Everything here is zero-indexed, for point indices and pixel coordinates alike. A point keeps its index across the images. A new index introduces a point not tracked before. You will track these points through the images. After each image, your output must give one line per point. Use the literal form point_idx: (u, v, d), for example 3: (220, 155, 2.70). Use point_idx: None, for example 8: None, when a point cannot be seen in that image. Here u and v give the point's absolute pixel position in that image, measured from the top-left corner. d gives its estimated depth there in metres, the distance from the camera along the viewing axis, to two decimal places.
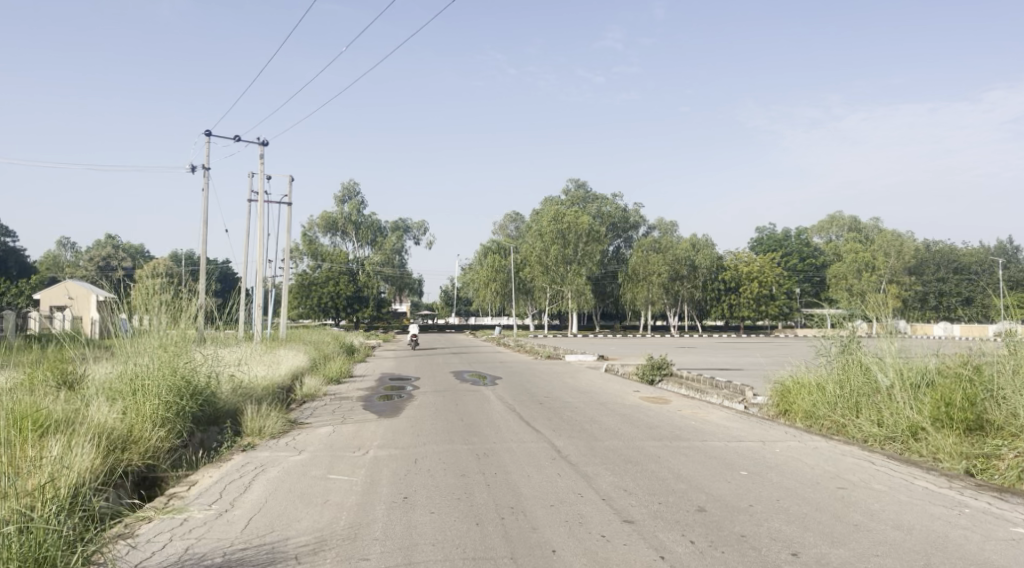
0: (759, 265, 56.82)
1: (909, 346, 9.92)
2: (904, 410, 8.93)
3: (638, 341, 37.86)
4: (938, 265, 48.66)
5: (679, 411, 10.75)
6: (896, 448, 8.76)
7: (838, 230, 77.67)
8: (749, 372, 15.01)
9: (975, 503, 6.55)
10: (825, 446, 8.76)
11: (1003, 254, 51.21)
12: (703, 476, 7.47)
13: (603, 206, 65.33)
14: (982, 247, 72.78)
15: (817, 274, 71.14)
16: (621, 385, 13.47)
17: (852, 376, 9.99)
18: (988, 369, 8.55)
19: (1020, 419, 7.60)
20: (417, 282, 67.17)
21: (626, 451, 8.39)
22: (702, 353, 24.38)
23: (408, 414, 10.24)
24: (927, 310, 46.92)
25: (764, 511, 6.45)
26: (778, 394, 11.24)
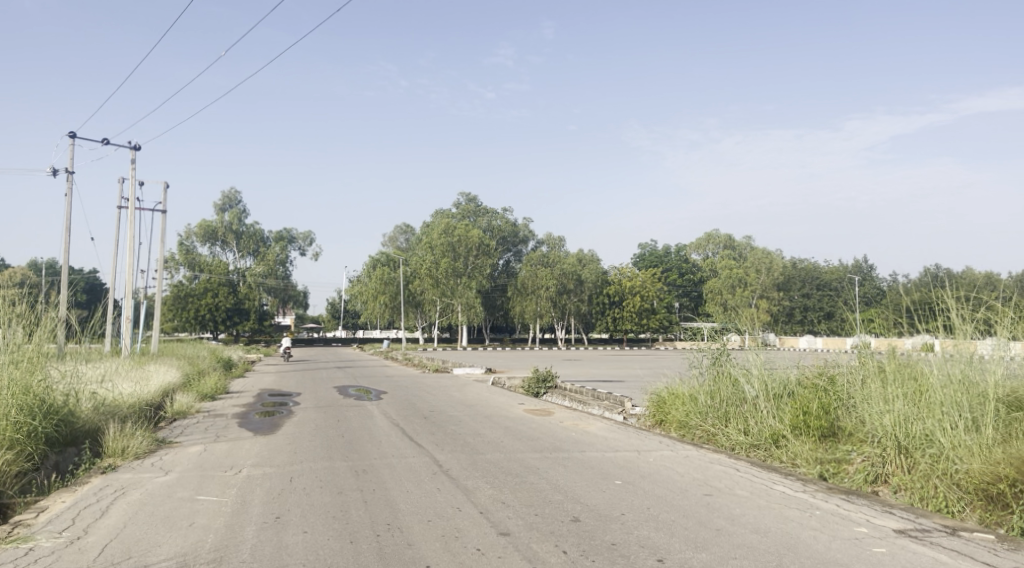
0: (642, 280, 58.97)
1: (773, 358, 10.55)
2: (767, 418, 9.50)
3: (522, 353, 38.42)
4: (803, 282, 52.20)
5: (562, 423, 10.98)
6: (759, 455, 9.30)
7: (714, 247, 81.67)
8: (629, 384, 15.51)
9: (825, 505, 7.03)
10: (696, 455, 9.18)
11: (861, 271, 55.73)
12: (579, 486, 7.66)
13: (493, 220, 66.00)
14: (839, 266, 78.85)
15: (695, 289, 74.57)
16: (506, 398, 13.59)
17: (722, 387, 10.52)
18: (841, 380, 9.22)
19: (866, 426, 8.26)
20: (303, 295, 65.39)
21: (507, 463, 8.49)
22: (585, 366, 25.04)
23: (286, 432, 9.95)
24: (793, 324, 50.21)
25: (635, 519, 6.68)
26: (654, 405, 11.69)
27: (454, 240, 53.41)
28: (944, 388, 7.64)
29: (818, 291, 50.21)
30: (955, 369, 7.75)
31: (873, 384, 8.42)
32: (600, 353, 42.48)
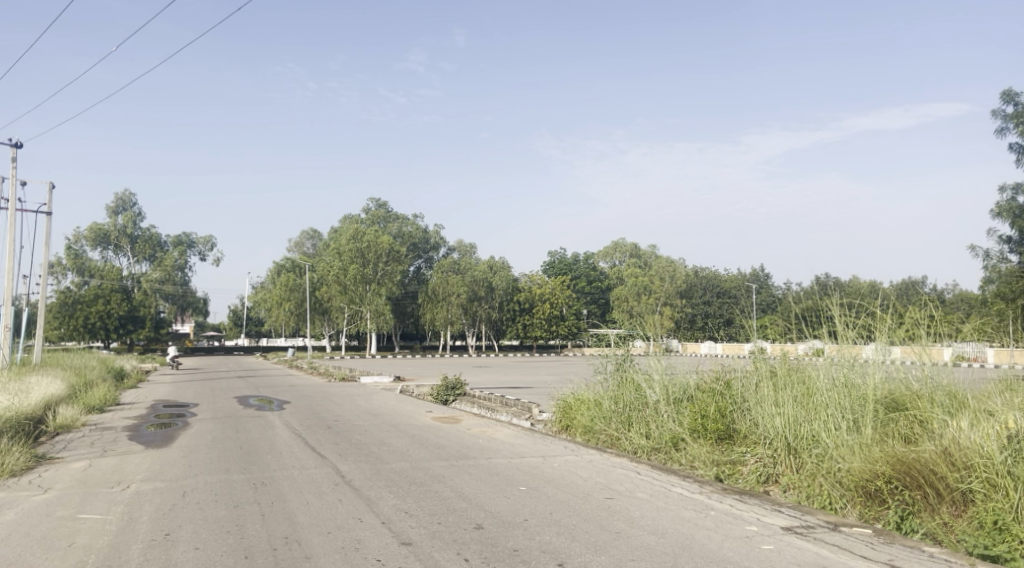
0: (551, 287, 59.76)
1: (674, 363, 10.87)
2: (667, 422, 9.78)
3: (428, 361, 38.18)
4: (704, 290, 54.13)
5: (469, 430, 10.98)
6: (660, 458, 9.56)
7: (621, 255, 83.66)
8: (537, 390, 15.68)
9: (719, 505, 7.29)
10: (599, 459, 9.35)
11: (757, 279, 58.27)
12: (483, 493, 7.67)
13: (403, 226, 65.49)
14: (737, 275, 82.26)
15: (603, 296, 76.19)
16: (414, 406, 13.48)
17: (626, 392, 10.77)
18: (736, 384, 9.58)
19: (759, 428, 8.62)
20: (203, 302, 62.94)
21: (411, 472, 8.42)
22: (493, 373, 25.14)
23: (180, 444, 9.55)
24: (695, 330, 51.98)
25: (538, 525, 6.74)
26: (560, 410, 11.84)
27: (363, 246, 52.66)
28: (829, 391, 8.07)
29: (718, 298, 52.24)
30: (840, 372, 8.21)
31: (765, 388, 8.79)
32: (508, 359, 42.72)
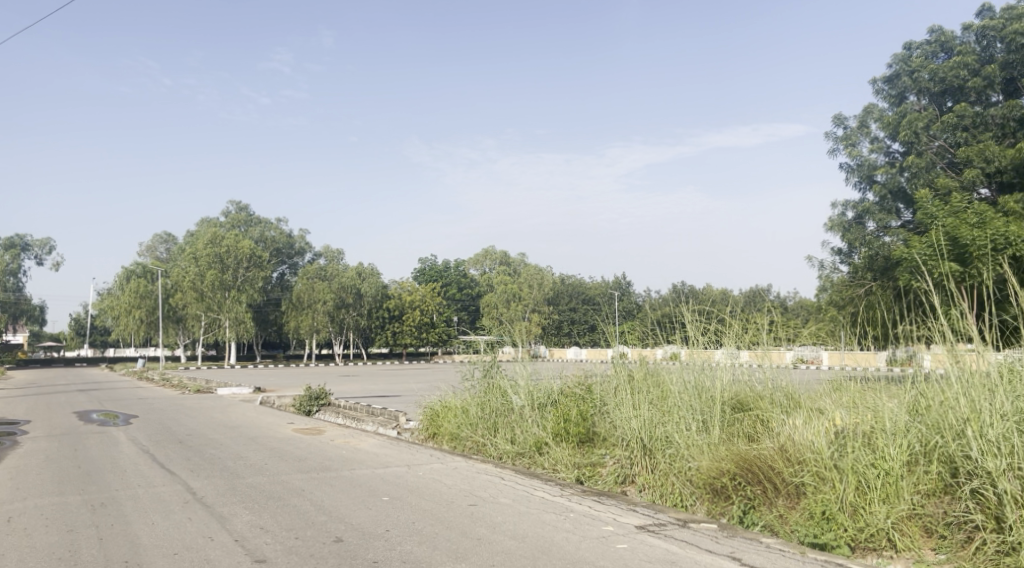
0: (421, 294, 59.38)
1: (539, 368, 11.09)
2: (531, 427, 9.95)
3: (290, 371, 36.93)
4: (570, 297, 55.57)
5: (332, 441, 10.71)
6: (524, 462, 9.73)
7: (491, 263, 84.49)
8: (404, 398, 15.57)
9: (578, 507, 7.50)
10: (464, 466, 9.40)
11: (620, 287, 60.47)
12: (344, 505, 7.50)
13: (266, 231, 63.16)
14: (601, 283, 85.07)
15: (472, 303, 76.76)
16: (274, 417, 13.00)
17: (492, 398, 10.86)
18: (597, 388, 9.86)
19: (617, 430, 8.96)
20: (38, 309, 57.84)
21: (269, 487, 8.10)
22: (359, 381, 24.71)
23: (7, 465, 8.73)
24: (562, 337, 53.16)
25: (399, 535, 6.66)
26: (427, 418, 11.79)
27: (222, 251, 50.22)
28: (681, 393, 8.50)
29: (583, 305, 54.08)
30: (692, 376, 8.65)
31: (622, 392, 9.11)
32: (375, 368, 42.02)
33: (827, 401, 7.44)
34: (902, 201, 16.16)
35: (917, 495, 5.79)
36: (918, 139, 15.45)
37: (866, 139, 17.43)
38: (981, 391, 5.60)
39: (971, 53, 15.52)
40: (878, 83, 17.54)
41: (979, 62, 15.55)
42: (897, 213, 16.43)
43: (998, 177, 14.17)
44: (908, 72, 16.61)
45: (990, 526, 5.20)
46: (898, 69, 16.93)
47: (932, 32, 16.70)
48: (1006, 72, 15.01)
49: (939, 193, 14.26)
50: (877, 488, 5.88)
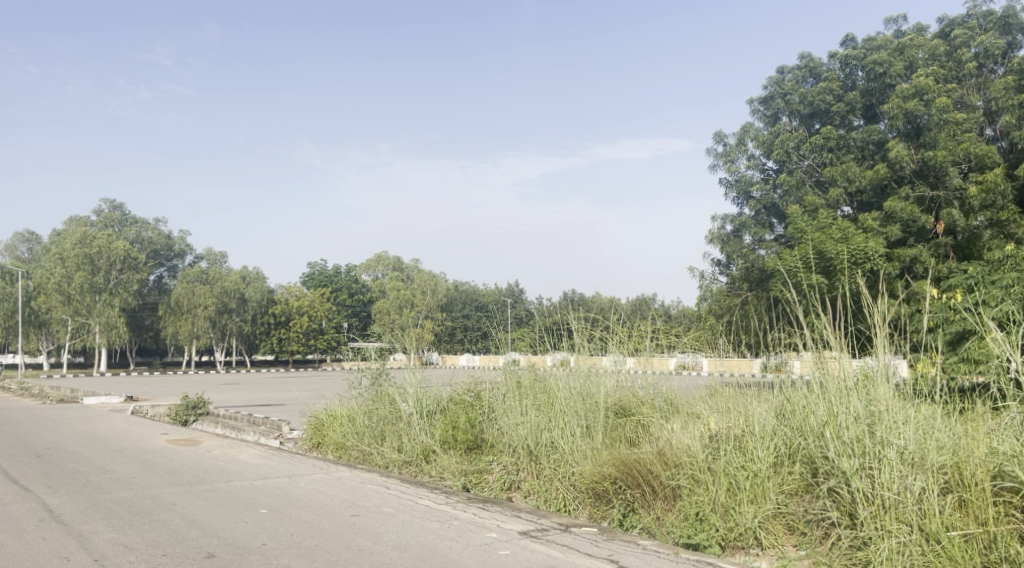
0: (310, 299, 57.80)
1: (428, 376, 11.00)
2: (419, 435, 9.84)
3: (164, 379, 35.01)
4: (463, 304, 55.50)
5: (210, 452, 10.24)
6: (411, 471, 9.62)
7: (384, 268, 83.37)
8: (289, 407, 15.09)
9: (463, 514, 7.47)
10: (348, 475, 9.18)
11: (513, 294, 61.03)
12: (219, 520, 7.17)
13: (143, 231, 59.91)
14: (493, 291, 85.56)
15: (363, 309, 75.38)
16: (146, 427, 12.30)
17: (380, 407, 10.66)
18: (485, 395, 9.88)
19: (503, 437, 9.00)
20: None
21: (136, 502, 7.64)
22: (238, 389, 23.75)
23: None
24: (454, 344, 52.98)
25: (276, 548, 6.42)
26: (313, 428, 11.47)
27: (93, 252, 47.16)
28: (568, 400, 8.64)
29: (476, 312, 54.14)
30: (578, 383, 8.83)
31: (511, 398, 9.16)
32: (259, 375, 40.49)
33: (703, 406, 7.76)
34: (776, 217, 17.12)
35: (781, 495, 6.07)
36: (789, 158, 16.59)
37: (744, 157, 18.34)
38: (839, 395, 5.95)
39: (836, 80, 16.66)
40: (754, 103, 18.49)
41: (843, 89, 16.74)
42: (771, 227, 17.29)
43: (858, 196, 15.21)
44: (781, 94, 17.60)
45: (844, 522, 5.51)
46: (772, 91, 17.91)
47: (802, 58, 17.79)
48: (866, 98, 16.16)
49: (807, 210, 15.26)
50: (746, 489, 6.14)
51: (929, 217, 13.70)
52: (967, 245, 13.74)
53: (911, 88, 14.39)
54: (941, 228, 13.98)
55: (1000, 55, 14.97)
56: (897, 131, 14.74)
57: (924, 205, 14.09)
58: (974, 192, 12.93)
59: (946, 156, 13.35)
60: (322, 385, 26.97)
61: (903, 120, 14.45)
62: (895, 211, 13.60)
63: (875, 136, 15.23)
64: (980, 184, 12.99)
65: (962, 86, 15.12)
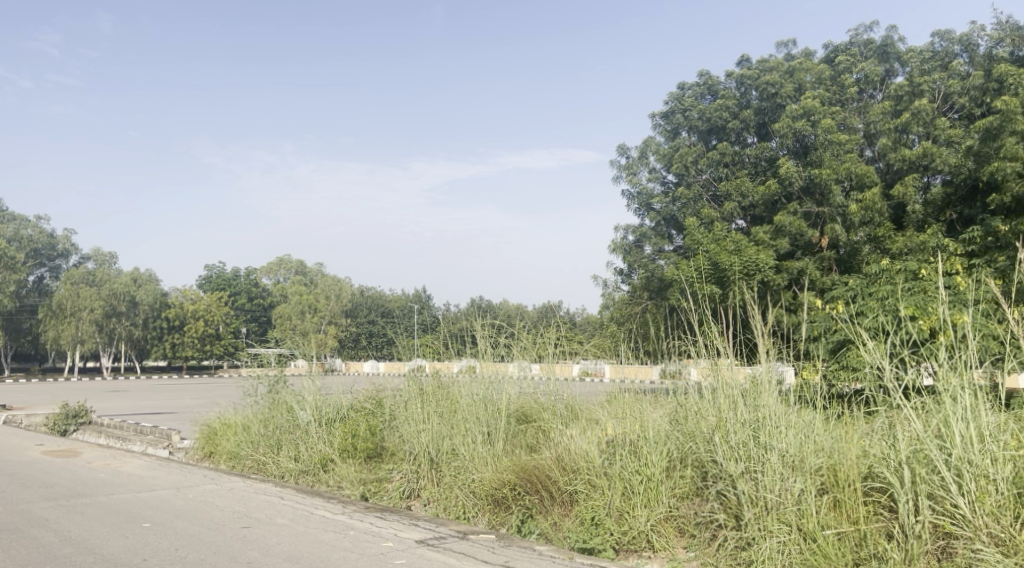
0: (207, 303, 55.61)
1: (329, 383, 10.78)
2: (317, 444, 9.60)
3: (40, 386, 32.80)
4: (368, 309, 54.71)
5: (90, 463, 9.68)
6: (308, 480, 9.39)
7: (286, 272, 81.22)
8: (180, 415, 14.47)
9: (360, 524, 7.33)
10: (241, 486, 8.85)
11: (420, 300, 60.64)
12: (96, 535, 6.77)
13: (22, 229, 56.22)
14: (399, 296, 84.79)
15: (264, 313, 73.13)
16: (20, 439, 11.53)
17: (277, 415, 10.34)
18: (387, 402, 9.74)
19: (403, 445, 8.88)
20: None
21: (3, 518, 7.12)
22: (123, 397, 22.59)
23: None
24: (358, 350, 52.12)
25: (158, 564, 6.11)
26: (204, 436, 11.05)
27: None
28: (470, 406, 8.62)
29: (381, 318, 53.47)
30: (480, 389, 8.84)
31: (413, 405, 9.06)
32: (148, 382, 38.56)
33: (601, 411, 7.90)
34: (675, 228, 17.65)
35: (673, 498, 6.23)
36: (688, 171, 17.19)
37: (646, 169, 18.87)
38: (727, 401, 6.15)
39: (732, 98, 17.32)
40: (656, 118, 19.06)
41: (739, 106, 17.37)
42: (670, 238, 17.86)
43: (751, 210, 15.87)
44: (681, 110, 18.23)
45: (730, 523, 5.71)
46: (672, 107, 18.48)
47: (701, 76, 18.46)
48: (759, 116, 16.89)
49: (704, 222, 15.85)
50: (640, 493, 6.28)
51: (815, 232, 14.49)
52: (849, 258, 14.57)
53: (799, 109, 15.18)
54: (825, 242, 14.72)
55: (878, 82, 16.18)
56: (788, 149, 15.60)
57: (810, 219, 14.86)
58: (855, 210, 13.77)
59: (831, 174, 14.10)
60: (212, 392, 25.90)
61: (793, 139, 15.21)
62: (784, 225, 14.31)
63: (767, 152, 15.95)
64: (860, 202, 13.90)
65: (845, 109, 16.01)
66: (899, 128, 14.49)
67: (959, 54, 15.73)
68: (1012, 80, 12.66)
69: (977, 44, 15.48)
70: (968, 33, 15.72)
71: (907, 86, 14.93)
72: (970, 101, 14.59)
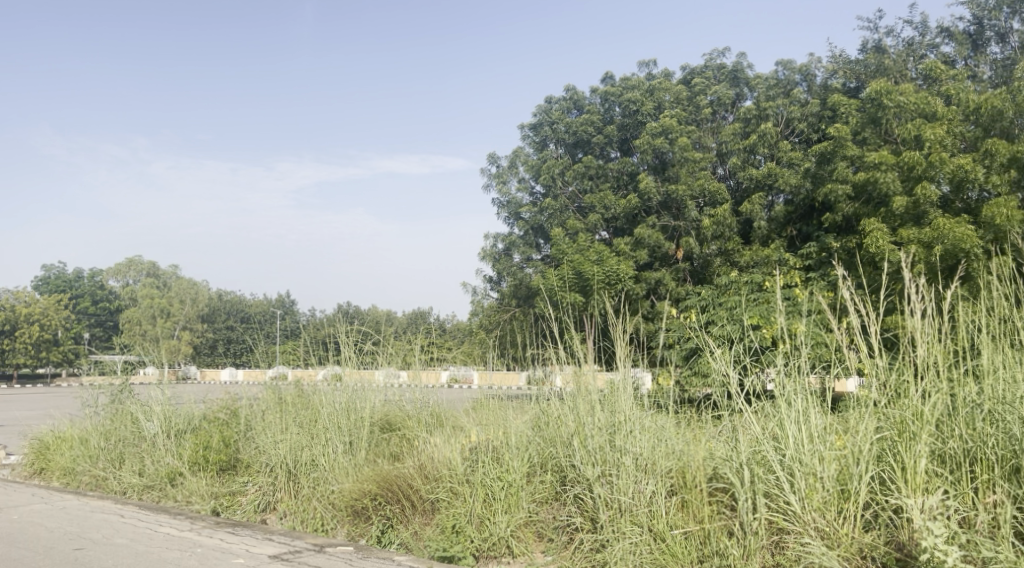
0: (43, 305, 51.11)
1: (180, 393, 10.24)
2: (165, 457, 9.01)
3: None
4: (228, 314, 52.21)
5: None
6: (153, 496, 8.79)
7: (137, 273, 76.16)
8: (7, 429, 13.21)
9: (208, 541, 6.92)
10: (76, 504, 8.16)
11: (284, 305, 58.61)
12: None
13: None
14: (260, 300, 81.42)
15: (110, 318, 68.14)
16: None
17: (118, 426, 9.65)
18: (243, 412, 9.30)
19: (259, 456, 8.50)
20: None
21: None
22: None
23: None
24: (215, 357, 49.58)
25: None
26: (36, 451, 10.16)
27: None
28: (331, 414, 8.39)
29: (241, 324, 51.19)
30: (343, 398, 8.64)
31: (272, 414, 8.71)
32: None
33: (466, 419, 7.87)
34: (542, 237, 17.99)
35: (533, 503, 6.29)
36: (555, 183, 17.63)
37: (515, 179, 19.16)
38: (586, 407, 6.32)
39: (596, 113, 18.00)
40: (525, 129, 19.37)
41: (603, 122, 18.10)
42: (538, 247, 18.15)
43: (614, 222, 16.45)
44: (548, 123, 18.66)
45: (586, 526, 5.83)
46: (540, 119, 18.90)
47: (567, 91, 18.98)
48: (621, 132, 17.63)
49: (569, 233, 16.26)
50: (501, 499, 6.30)
51: (671, 245, 15.22)
52: (702, 270, 15.36)
53: (658, 127, 15.92)
54: (681, 254, 15.47)
55: (729, 105, 17.21)
56: (647, 164, 16.27)
57: (667, 233, 15.60)
58: (708, 224, 14.57)
59: (686, 190, 14.93)
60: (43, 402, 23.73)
61: (652, 155, 15.95)
62: (644, 238, 14.94)
63: (629, 167, 16.71)
64: (712, 217, 14.70)
65: (700, 129, 16.90)
66: (747, 149, 15.47)
67: (799, 83, 16.97)
68: (845, 110, 13.86)
69: (815, 75, 16.80)
70: (807, 65, 17.07)
71: (754, 109, 16.00)
72: (809, 127, 15.74)
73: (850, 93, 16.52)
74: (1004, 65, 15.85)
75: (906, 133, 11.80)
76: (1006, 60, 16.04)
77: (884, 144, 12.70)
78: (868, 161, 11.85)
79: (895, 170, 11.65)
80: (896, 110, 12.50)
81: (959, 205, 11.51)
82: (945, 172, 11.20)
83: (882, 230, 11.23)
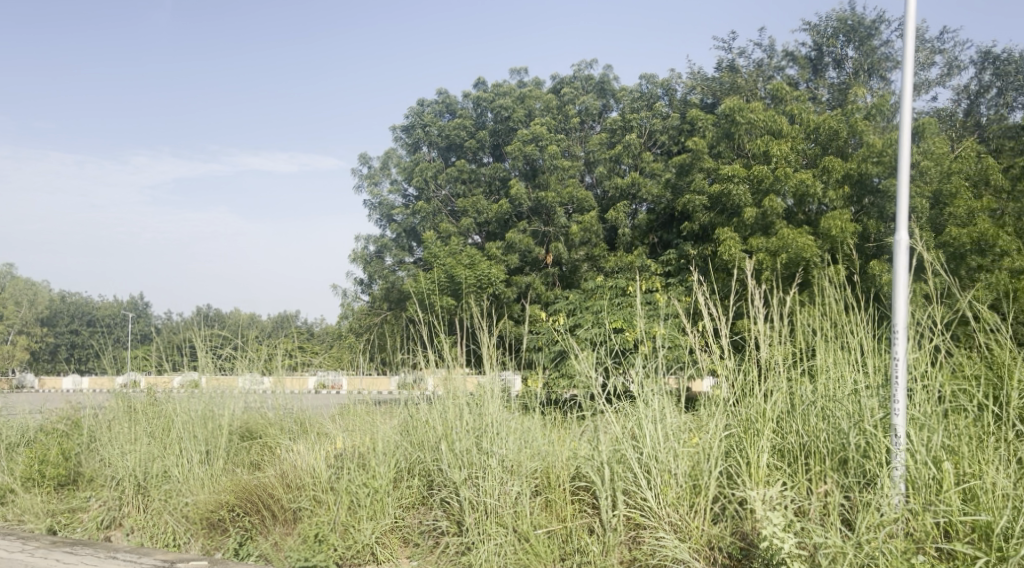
0: None
1: (12, 403, 9.40)
2: None
3: None
4: (72, 318, 48.38)
5: None
6: None
7: None
8: None
9: (42, 562, 6.37)
10: None
11: (136, 308, 55.04)
12: None
13: None
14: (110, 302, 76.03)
15: None
16: None
17: None
18: (86, 422, 8.65)
19: (103, 469, 7.93)
20: None
21: None
22: None
23: None
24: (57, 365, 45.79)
25: None
26: None
27: None
28: (185, 423, 7.95)
29: (88, 329, 47.61)
30: (199, 405, 8.20)
31: (120, 424, 8.14)
32: None
33: (331, 425, 7.67)
34: (414, 240, 17.86)
35: (399, 509, 6.19)
36: (427, 186, 17.62)
37: (387, 180, 18.95)
38: (454, 411, 6.32)
39: (469, 118, 18.16)
40: (396, 131, 19.21)
41: (475, 126, 18.27)
42: (410, 249, 17.92)
43: (485, 226, 16.62)
44: (420, 126, 18.61)
45: (452, 529, 5.81)
46: (412, 121, 18.83)
47: (439, 94, 18.98)
48: (493, 138, 17.91)
49: (441, 237, 16.25)
50: (365, 506, 6.16)
51: (541, 250, 15.55)
52: (570, 275, 15.67)
53: (529, 134, 16.33)
54: (550, 259, 15.80)
55: (596, 114, 17.79)
56: (518, 170, 16.59)
57: (537, 238, 15.89)
58: (576, 231, 15.00)
59: (555, 198, 15.33)
60: None
61: (523, 161, 16.27)
62: (515, 242, 15.17)
63: (500, 172, 16.95)
64: (579, 224, 15.13)
65: (569, 137, 17.34)
66: (613, 158, 16.10)
67: (661, 96, 17.78)
68: (702, 124, 14.67)
69: (675, 90, 17.68)
70: (667, 80, 17.92)
71: (620, 121, 16.81)
72: (669, 139, 16.52)
73: (706, 108, 17.51)
74: (840, 89, 17.30)
75: (757, 148, 12.65)
76: (842, 85, 17.49)
77: (736, 158, 13.63)
78: (721, 175, 12.70)
79: (746, 183, 12.49)
80: (747, 126, 13.36)
81: (801, 217, 12.41)
82: (788, 186, 12.07)
83: (734, 239, 12.00)
